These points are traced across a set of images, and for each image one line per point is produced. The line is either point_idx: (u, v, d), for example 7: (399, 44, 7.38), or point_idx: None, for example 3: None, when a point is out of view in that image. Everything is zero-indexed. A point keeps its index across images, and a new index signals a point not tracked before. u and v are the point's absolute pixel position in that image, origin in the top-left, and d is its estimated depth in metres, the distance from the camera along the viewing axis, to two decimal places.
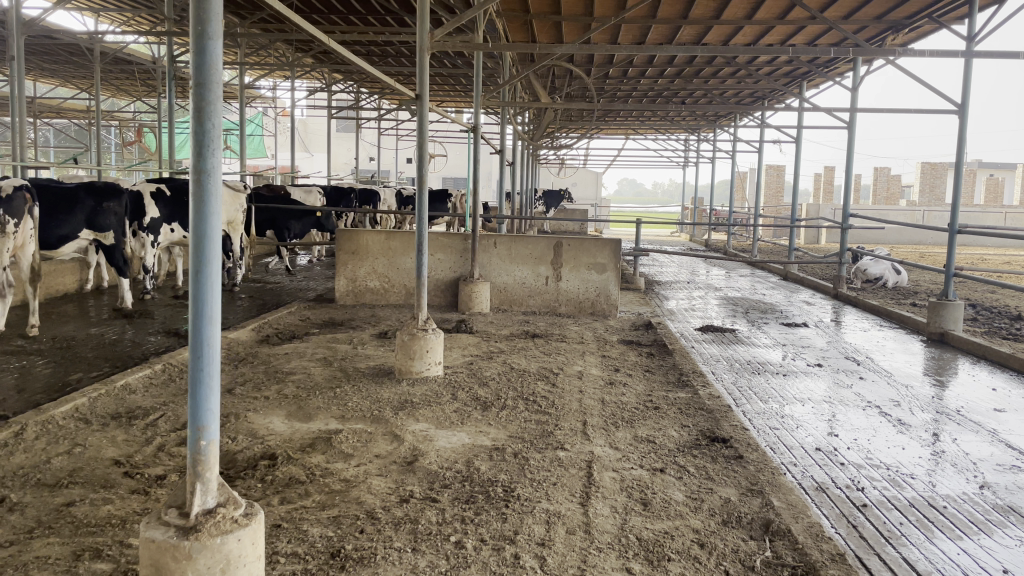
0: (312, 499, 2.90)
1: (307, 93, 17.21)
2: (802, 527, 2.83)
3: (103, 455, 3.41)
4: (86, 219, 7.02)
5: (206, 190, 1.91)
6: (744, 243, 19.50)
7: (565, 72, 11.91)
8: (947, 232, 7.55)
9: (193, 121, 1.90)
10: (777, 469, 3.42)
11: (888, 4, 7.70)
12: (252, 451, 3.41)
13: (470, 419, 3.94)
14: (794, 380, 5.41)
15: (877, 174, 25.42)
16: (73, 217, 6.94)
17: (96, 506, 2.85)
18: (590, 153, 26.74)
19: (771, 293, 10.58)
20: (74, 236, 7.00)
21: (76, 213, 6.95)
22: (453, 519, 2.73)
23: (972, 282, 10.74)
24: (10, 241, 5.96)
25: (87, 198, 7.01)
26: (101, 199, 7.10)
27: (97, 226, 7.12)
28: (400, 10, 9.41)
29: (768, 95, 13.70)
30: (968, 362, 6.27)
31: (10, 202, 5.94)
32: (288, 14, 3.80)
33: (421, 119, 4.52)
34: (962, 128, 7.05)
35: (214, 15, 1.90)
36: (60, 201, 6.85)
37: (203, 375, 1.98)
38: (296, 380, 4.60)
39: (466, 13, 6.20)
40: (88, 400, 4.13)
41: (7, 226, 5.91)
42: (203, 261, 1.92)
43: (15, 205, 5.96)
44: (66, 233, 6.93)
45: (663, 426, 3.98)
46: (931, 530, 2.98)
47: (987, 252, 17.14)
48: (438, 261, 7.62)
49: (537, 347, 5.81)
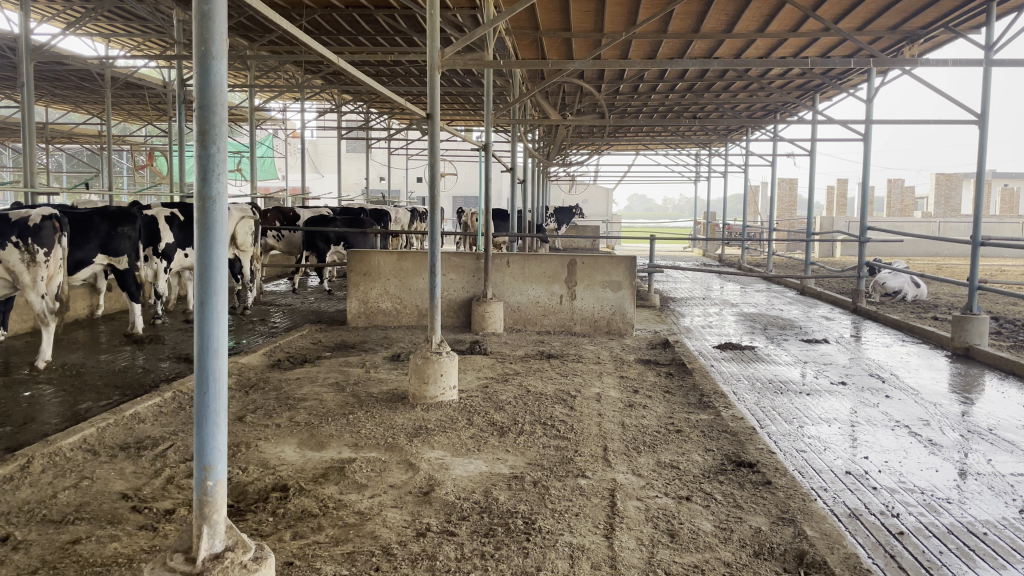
0: (325, 534, 2.80)
1: (317, 115, 17.22)
2: (839, 558, 2.68)
3: (111, 489, 3.31)
4: (101, 245, 6.97)
5: (211, 217, 1.82)
6: (757, 257, 19.33)
7: (575, 89, 11.89)
8: (971, 245, 7.37)
9: (198, 145, 1.81)
10: (808, 495, 3.29)
11: (902, 15, 7.62)
12: (263, 483, 3.30)
13: (487, 446, 3.82)
14: (818, 399, 5.26)
15: (891, 186, 25.22)
16: (88, 243, 6.88)
17: (102, 544, 2.75)
18: (600, 170, 26.68)
19: (789, 308, 10.43)
20: (89, 261, 6.93)
21: (90, 239, 6.91)
22: (473, 554, 2.61)
23: (994, 294, 10.53)
24: (42, 270, 5.94)
25: (102, 223, 6.98)
26: (116, 223, 7.07)
27: (111, 251, 7.07)
28: (409, 30, 9.36)
29: (781, 108, 13.61)
30: (996, 378, 6.09)
31: (39, 231, 5.90)
32: (299, 35, 3.71)
33: (433, 137, 4.42)
34: (982, 138, 6.93)
35: (220, 34, 1.82)
36: (77, 226, 6.81)
37: (210, 412, 1.88)
38: (307, 407, 4.50)
39: (476, 30, 6.11)
40: (97, 430, 4.05)
41: (37, 256, 5.88)
42: (208, 293, 1.83)
43: (43, 235, 5.93)
44: (81, 257, 6.86)
45: (687, 450, 3.85)
46: (973, 559, 2.82)
47: (1006, 263, 16.93)
48: (450, 281, 7.53)
49: (553, 368, 5.70)
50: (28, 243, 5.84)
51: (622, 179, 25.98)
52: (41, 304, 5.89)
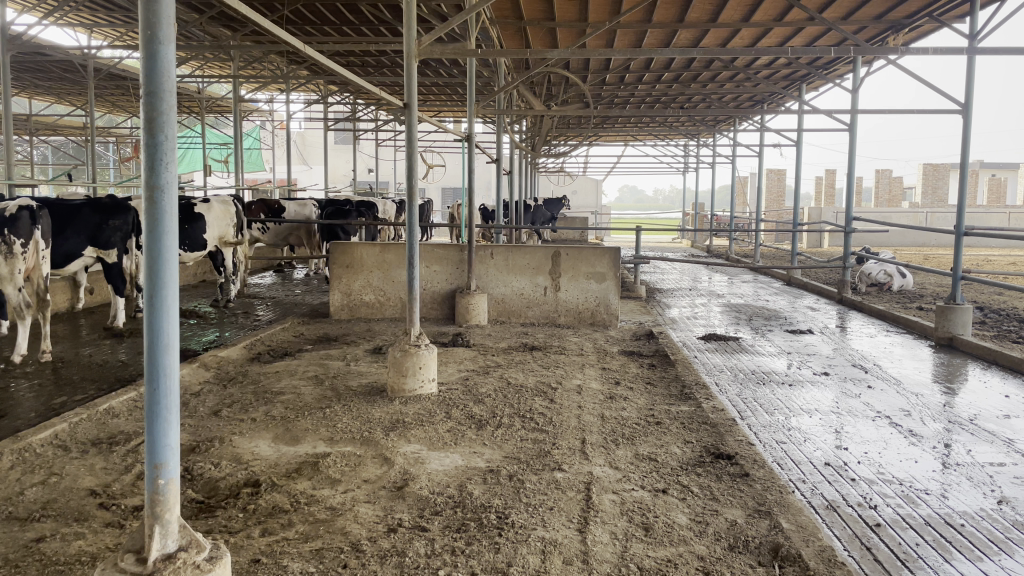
0: (295, 530, 2.76)
1: (303, 106, 17.08)
2: (814, 551, 2.66)
3: (80, 486, 3.26)
4: (90, 237, 6.89)
5: (160, 208, 1.78)
6: (746, 248, 19.36)
7: (561, 80, 11.84)
8: (955, 235, 7.36)
9: (144, 134, 1.77)
10: (785, 486, 3.27)
11: (887, 5, 7.61)
12: (235, 478, 3.26)
13: (465, 439, 3.78)
14: (800, 390, 5.24)
15: (879, 176, 25.27)
16: (77, 234, 6.81)
17: (66, 542, 2.69)
18: (590, 161, 26.64)
19: (775, 299, 10.42)
20: (79, 253, 6.86)
21: (80, 231, 6.83)
22: (444, 550, 2.57)
23: (979, 284, 10.58)
24: (20, 263, 5.83)
25: (93, 215, 6.89)
26: (108, 216, 6.97)
27: (101, 243, 6.96)
28: (392, 20, 9.28)
29: (768, 98, 13.57)
30: (978, 367, 6.10)
31: (15, 222, 5.78)
32: (271, 26, 3.64)
33: (410, 128, 4.35)
34: (966, 128, 6.91)
35: (167, 18, 1.77)
36: (65, 216, 6.74)
37: (161, 409, 1.84)
38: (285, 401, 4.45)
39: (456, 18, 6.02)
40: (68, 425, 3.98)
41: (14, 248, 5.77)
42: (158, 285, 1.80)
43: (20, 226, 5.81)
44: (71, 249, 6.80)
45: (665, 442, 3.82)
46: (949, 551, 2.80)
47: (992, 253, 16.98)
48: (433, 273, 7.48)
49: (536, 360, 5.66)
50: (4, 234, 5.73)
51: (612, 170, 25.96)
52: (17, 297, 5.79)
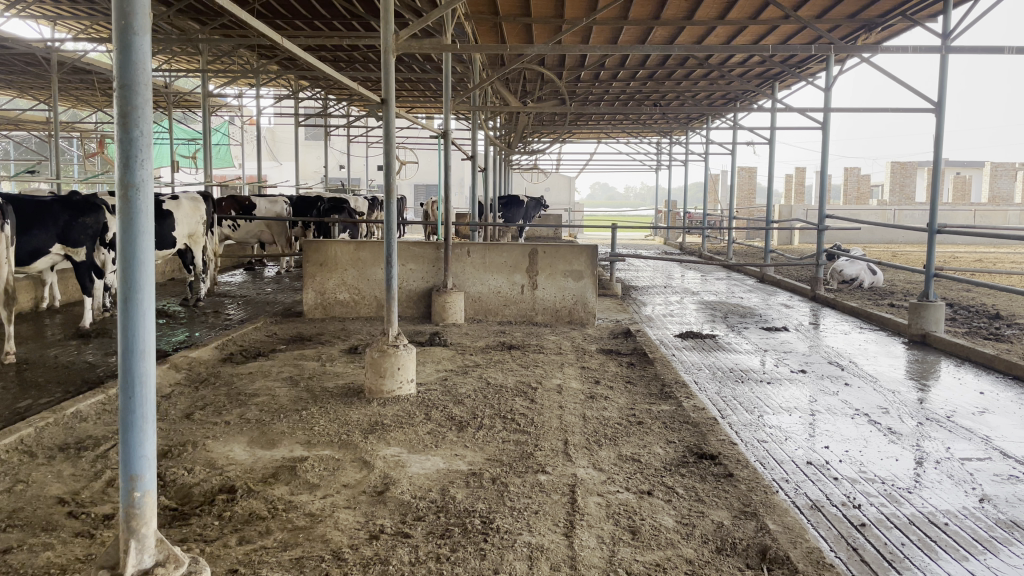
0: (273, 538, 2.67)
1: (273, 102, 16.87)
2: (802, 553, 2.63)
3: (47, 493, 3.14)
4: (58, 234, 6.68)
5: (134, 207, 1.70)
6: (719, 245, 19.51)
7: (536, 76, 11.79)
8: (928, 231, 7.42)
9: (118, 129, 1.68)
10: (769, 487, 3.25)
11: (859, 4, 7.67)
12: (210, 484, 3.16)
13: (445, 441, 3.72)
14: (778, 388, 5.25)
15: (847, 174, 25.61)
16: (46, 232, 6.59)
17: (34, 553, 2.58)
18: (563, 158, 26.66)
19: (749, 296, 10.49)
20: (45, 251, 6.63)
21: (49, 228, 6.62)
22: (428, 557, 2.51)
23: (948, 282, 10.74)
24: None
25: (62, 212, 6.70)
26: (77, 214, 6.80)
27: (69, 240, 6.79)
28: (366, 14, 9.15)
29: (741, 96, 13.65)
30: (952, 364, 6.17)
31: None
32: (247, 19, 3.50)
33: (388, 123, 4.26)
34: (939, 126, 6.97)
35: (141, 7, 1.69)
36: (37, 213, 6.50)
37: (135, 418, 1.77)
38: (259, 403, 4.35)
39: (432, 13, 5.90)
40: (34, 430, 3.84)
41: None
42: (134, 289, 1.72)
43: None
44: (37, 246, 6.55)
45: (648, 443, 3.79)
46: (934, 550, 2.80)
47: (960, 250, 17.25)
48: (409, 271, 7.39)
49: (514, 359, 5.61)
50: None
51: (585, 167, 25.99)
52: None
